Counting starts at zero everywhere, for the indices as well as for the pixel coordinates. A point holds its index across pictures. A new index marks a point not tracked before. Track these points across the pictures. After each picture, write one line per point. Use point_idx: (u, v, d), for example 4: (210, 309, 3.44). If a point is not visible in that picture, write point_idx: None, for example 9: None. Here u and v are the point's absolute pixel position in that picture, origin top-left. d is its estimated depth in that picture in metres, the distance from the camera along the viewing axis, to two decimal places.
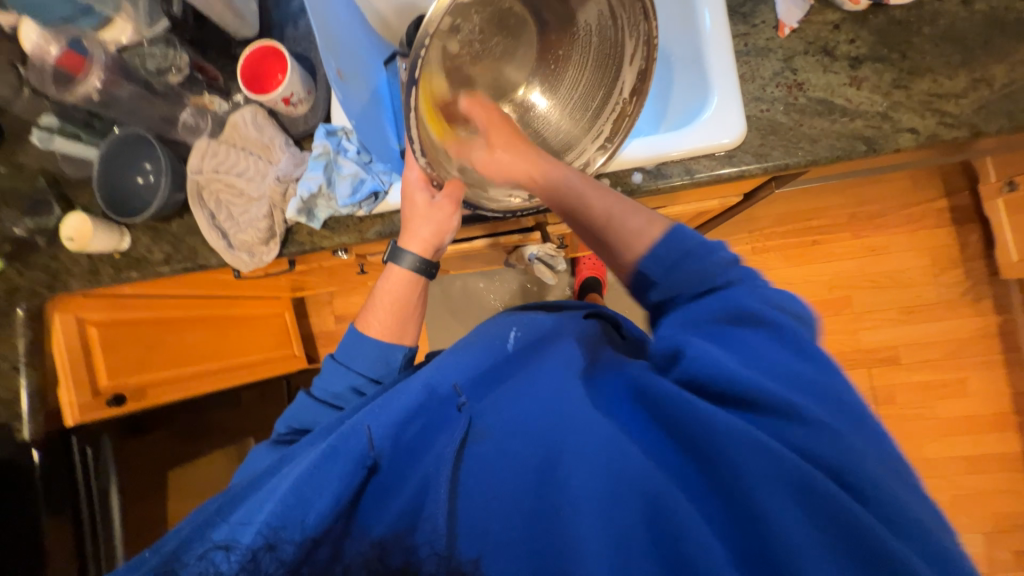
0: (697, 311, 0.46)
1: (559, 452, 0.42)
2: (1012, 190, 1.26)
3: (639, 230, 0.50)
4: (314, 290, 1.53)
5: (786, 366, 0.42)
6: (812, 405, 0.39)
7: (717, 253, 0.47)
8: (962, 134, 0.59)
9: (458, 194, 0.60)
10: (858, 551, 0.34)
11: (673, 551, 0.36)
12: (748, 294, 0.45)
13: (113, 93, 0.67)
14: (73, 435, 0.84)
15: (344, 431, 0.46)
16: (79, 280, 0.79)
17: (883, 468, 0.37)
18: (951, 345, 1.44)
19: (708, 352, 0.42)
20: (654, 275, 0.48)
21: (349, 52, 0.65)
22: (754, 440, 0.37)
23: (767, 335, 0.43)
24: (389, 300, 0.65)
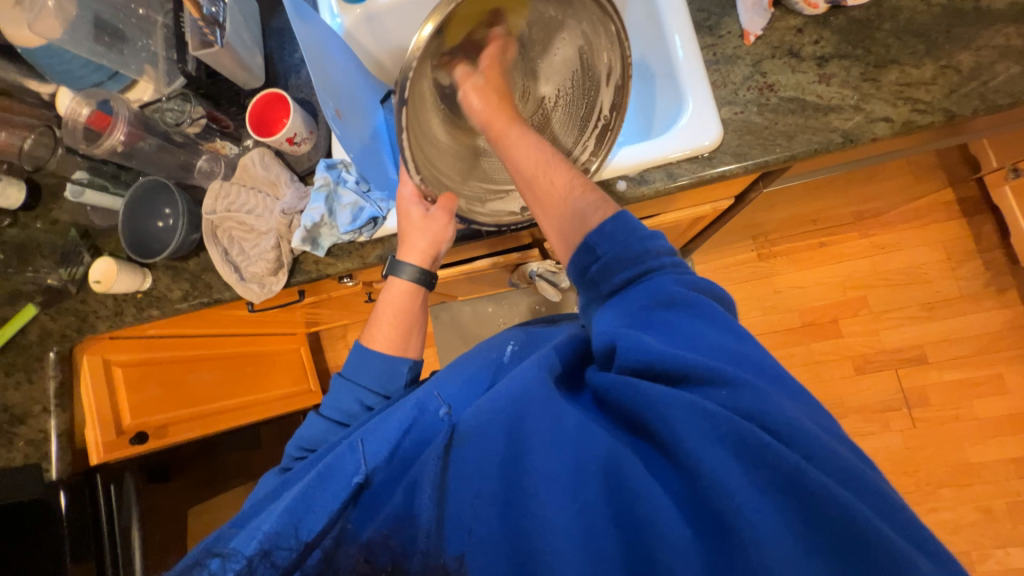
0: (637, 296, 0.44)
1: (523, 445, 0.42)
2: (1017, 177, 1.24)
3: (586, 211, 0.50)
4: (328, 323, 1.58)
5: (722, 343, 0.40)
6: (760, 377, 0.38)
7: (653, 238, 0.47)
8: (937, 119, 0.60)
9: (452, 206, 0.62)
10: (813, 516, 0.33)
11: (637, 533, 0.36)
12: (676, 279, 0.45)
13: (135, 145, 0.75)
14: (97, 474, 0.86)
15: (340, 451, 0.50)
16: (104, 322, 0.84)
17: (831, 436, 0.36)
18: (981, 339, 1.38)
19: (642, 338, 0.41)
20: (601, 250, 0.47)
21: (346, 95, 0.71)
22: (698, 410, 0.36)
23: (707, 314, 0.42)
24: (391, 312, 0.68)
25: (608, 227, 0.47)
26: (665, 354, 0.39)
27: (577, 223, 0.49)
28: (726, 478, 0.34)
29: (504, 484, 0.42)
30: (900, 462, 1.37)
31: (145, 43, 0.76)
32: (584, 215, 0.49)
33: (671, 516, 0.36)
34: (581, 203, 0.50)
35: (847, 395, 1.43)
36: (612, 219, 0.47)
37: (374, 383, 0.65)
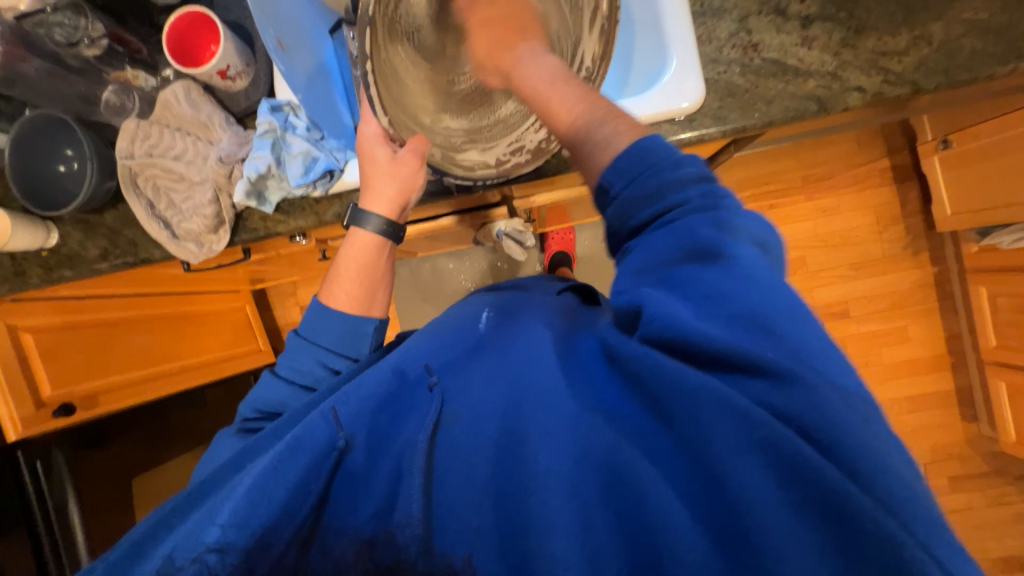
0: (664, 247, 0.41)
1: (525, 432, 0.42)
2: (946, 147, 1.33)
3: (606, 140, 0.46)
4: (275, 280, 1.47)
5: (751, 305, 0.38)
6: (814, 361, 0.37)
7: (680, 169, 0.43)
8: (904, 91, 0.61)
9: (422, 148, 0.57)
10: (823, 512, 0.33)
11: (641, 532, 0.37)
12: (705, 222, 0.41)
13: (15, 66, 0.60)
14: (18, 451, 0.78)
15: (310, 420, 0.48)
16: (2, 284, 0.72)
17: (871, 431, 0.35)
18: (895, 296, 1.55)
19: (666, 304, 0.39)
20: (615, 188, 0.44)
21: (290, 21, 0.61)
22: (715, 401, 0.36)
23: (752, 277, 0.39)
24: (357, 265, 0.63)
25: (623, 160, 0.44)
26: (692, 328, 0.38)
27: (595, 153, 0.46)
28: (736, 475, 0.35)
29: (502, 472, 0.42)
30: None
31: None
32: (606, 143, 0.46)
33: (673, 507, 0.36)
34: (600, 135, 0.46)
35: None
36: (632, 148, 0.43)
37: (340, 349, 0.61)
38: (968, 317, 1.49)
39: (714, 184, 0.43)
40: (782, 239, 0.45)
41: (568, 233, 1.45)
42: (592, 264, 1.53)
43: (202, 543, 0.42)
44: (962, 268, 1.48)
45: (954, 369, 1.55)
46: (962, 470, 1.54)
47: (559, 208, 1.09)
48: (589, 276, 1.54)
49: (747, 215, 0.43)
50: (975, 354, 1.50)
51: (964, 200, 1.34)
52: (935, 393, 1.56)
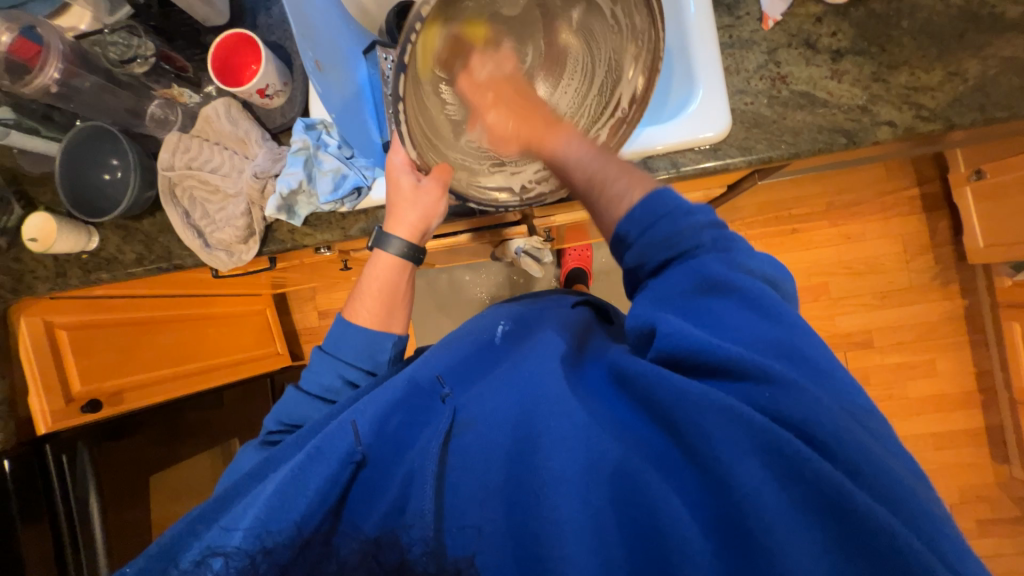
0: (680, 284, 0.46)
1: (537, 439, 0.43)
2: (979, 178, 1.30)
3: (620, 193, 0.50)
4: (295, 286, 1.50)
5: (764, 336, 0.42)
6: (815, 376, 0.40)
7: (693, 216, 0.48)
8: (937, 127, 0.60)
9: (446, 178, 0.60)
10: (831, 519, 0.35)
11: (651, 535, 0.37)
12: (718, 262, 0.46)
13: (71, 84, 0.64)
14: (47, 444, 0.80)
15: (331, 431, 0.48)
16: (44, 284, 0.75)
17: (868, 437, 0.38)
18: (922, 328, 1.50)
19: (679, 327, 0.43)
20: (631, 236, 0.49)
21: (327, 42, 0.63)
22: (725, 409, 0.38)
23: (761, 310, 0.43)
24: (376, 287, 0.65)
25: (638, 211, 0.48)
26: (701, 339, 0.41)
27: (608, 207, 0.51)
28: (748, 484, 0.36)
29: (512, 479, 0.43)
30: None
31: None
32: (619, 198, 0.50)
33: (683, 514, 0.37)
34: (613, 188, 0.51)
35: None
36: (645, 200, 0.48)
37: (359, 364, 0.62)
38: (1000, 353, 1.44)
39: (727, 233, 0.49)
40: (792, 277, 0.50)
41: (586, 250, 1.45)
42: (608, 283, 1.53)
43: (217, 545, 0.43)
44: (994, 302, 1.43)
45: (984, 406, 1.49)
46: (992, 514, 1.47)
47: (577, 227, 1.10)
48: (605, 294, 1.53)
49: (757, 258, 0.48)
50: (1007, 393, 1.43)
51: (998, 232, 1.30)
52: (964, 431, 1.49)
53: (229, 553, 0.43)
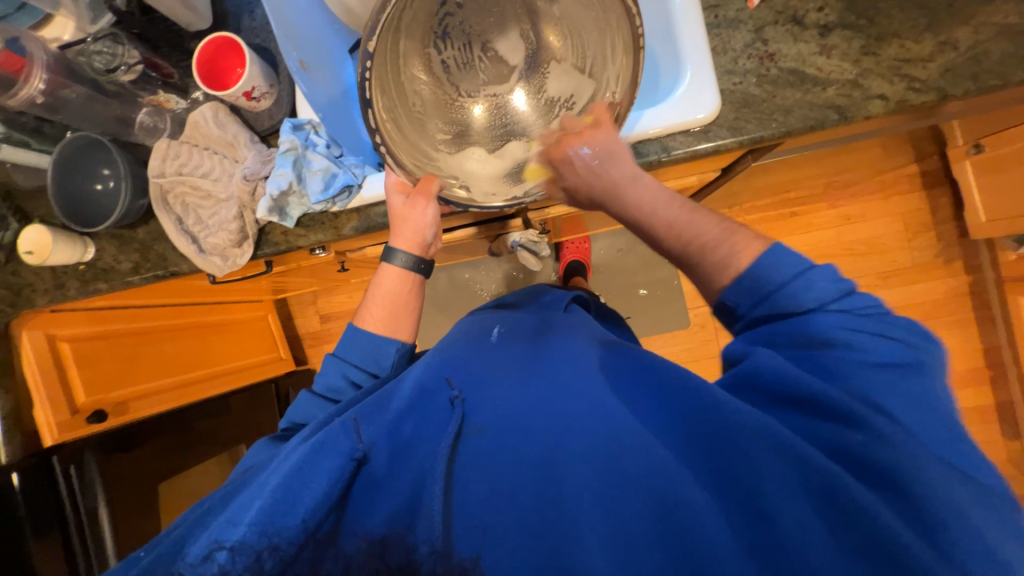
0: (789, 332, 0.44)
1: (560, 451, 0.46)
2: (979, 152, 1.28)
3: (724, 260, 0.48)
4: (295, 291, 1.50)
5: (864, 386, 0.41)
6: (887, 413, 0.40)
7: (816, 283, 0.44)
8: (930, 99, 0.60)
9: (433, 188, 0.59)
10: (862, 536, 0.36)
11: (685, 555, 0.38)
12: (836, 318, 0.43)
13: (59, 95, 0.64)
14: (53, 456, 0.81)
15: (332, 428, 0.49)
16: (43, 296, 0.75)
17: (957, 488, 0.37)
18: (926, 307, 1.49)
19: (778, 364, 0.43)
20: (742, 308, 0.47)
21: (311, 43, 0.65)
22: (772, 437, 0.40)
23: (878, 365, 0.41)
24: (384, 296, 0.67)
25: (747, 281, 0.46)
26: (808, 384, 0.41)
27: (715, 273, 0.49)
28: (782, 505, 0.38)
29: (538, 488, 0.44)
30: None
31: None
32: (723, 265, 0.48)
33: (717, 527, 0.39)
34: (716, 255, 0.49)
35: None
36: (753, 268, 0.46)
37: (365, 362, 0.64)
38: (1006, 329, 1.42)
39: (854, 294, 0.44)
40: (942, 344, 0.44)
41: (584, 243, 1.45)
42: (608, 276, 1.52)
43: (215, 540, 0.43)
44: (999, 277, 1.41)
45: (993, 383, 1.47)
46: None
47: (572, 220, 1.09)
48: (605, 286, 1.52)
49: (894, 321, 0.43)
50: (1015, 368, 1.42)
51: (999, 206, 1.29)
52: (973, 408, 1.48)
53: (234, 547, 0.42)
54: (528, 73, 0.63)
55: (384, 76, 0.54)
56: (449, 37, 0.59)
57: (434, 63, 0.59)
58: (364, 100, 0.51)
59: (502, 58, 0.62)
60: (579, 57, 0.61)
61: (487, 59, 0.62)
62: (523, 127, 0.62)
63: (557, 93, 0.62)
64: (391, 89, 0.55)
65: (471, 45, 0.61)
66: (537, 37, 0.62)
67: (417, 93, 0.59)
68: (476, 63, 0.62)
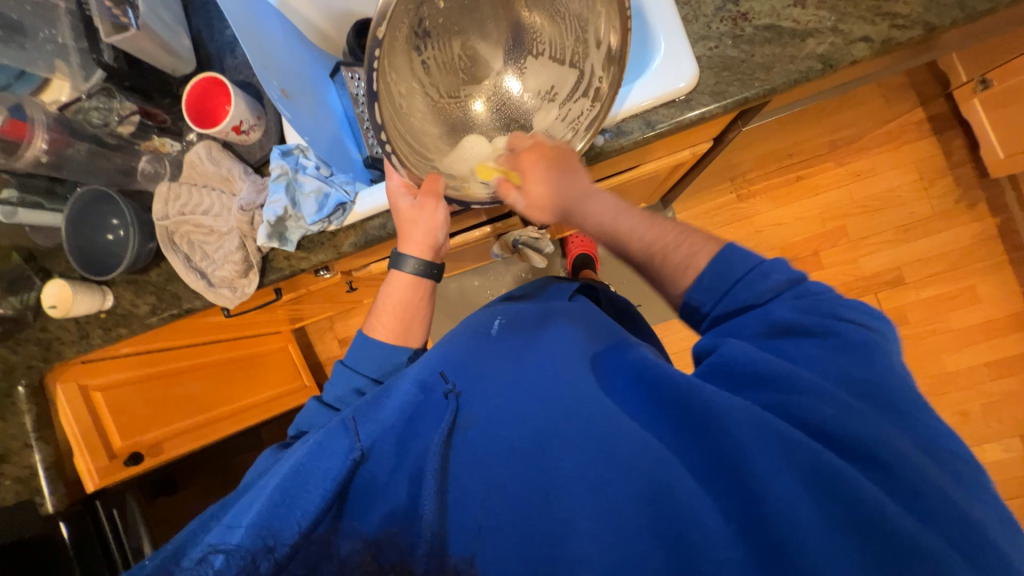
0: (750, 324, 0.47)
1: (549, 440, 0.46)
2: (985, 88, 1.23)
3: (684, 262, 0.53)
4: (312, 318, 1.53)
5: (833, 366, 0.42)
6: (849, 382, 0.41)
7: (771, 276, 0.48)
8: (917, 33, 0.58)
9: (438, 187, 0.60)
10: (846, 507, 0.36)
11: (678, 540, 0.38)
12: (791, 307, 0.46)
13: (63, 153, 0.67)
14: (97, 501, 0.86)
15: (332, 429, 0.51)
16: (71, 347, 0.78)
17: (920, 454, 0.38)
18: (954, 255, 1.42)
19: (742, 350, 0.45)
20: (706, 305, 0.51)
21: (290, 71, 0.67)
22: (754, 415, 0.40)
23: (839, 347, 0.43)
24: (393, 303, 0.67)
25: (707, 279, 0.50)
26: (769, 365, 0.43)
27: (676, 273, 0.53)
28: (772, 483, 0.37)
29: (525, 478, 0.44)
30: None
31: (48, 33, 0.66)
32: (685, 266, 0.53)
33: (708, 509, 0.39)
34: (675, 259, 0.53)
35: None
36: (713, 263, 0.50)
37: (377, 373, 0.65)
38: None
39: (806, 283, 0.48)
40: (894, 324, 0.46)
41: (588, 235, 1.44)
42: (617, 265, 1.51)
43: (208, 545, 0.42)
44: None
45: None
46: None
47: None
48: (615, 276, 1.51)
49: (848, 303, 0.46)
50: None
51: (1016, 139, 1.23)
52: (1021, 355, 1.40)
53: (230, 549, 0.41)
54: (513, 60, 0.64)
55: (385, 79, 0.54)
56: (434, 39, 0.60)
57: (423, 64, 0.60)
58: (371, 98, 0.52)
59: (484, 56, 0.64)
60: (562, 36, 0.63)
61: (470, 56, 0.63)
62: (516, 113, 0.65)
63: (543, 78, 0.64)
64: (389, 89, 0.55)
65: (451, 47, 0.62)
66: (519, 23, 0.63)
67: (411, 93, 0.59)
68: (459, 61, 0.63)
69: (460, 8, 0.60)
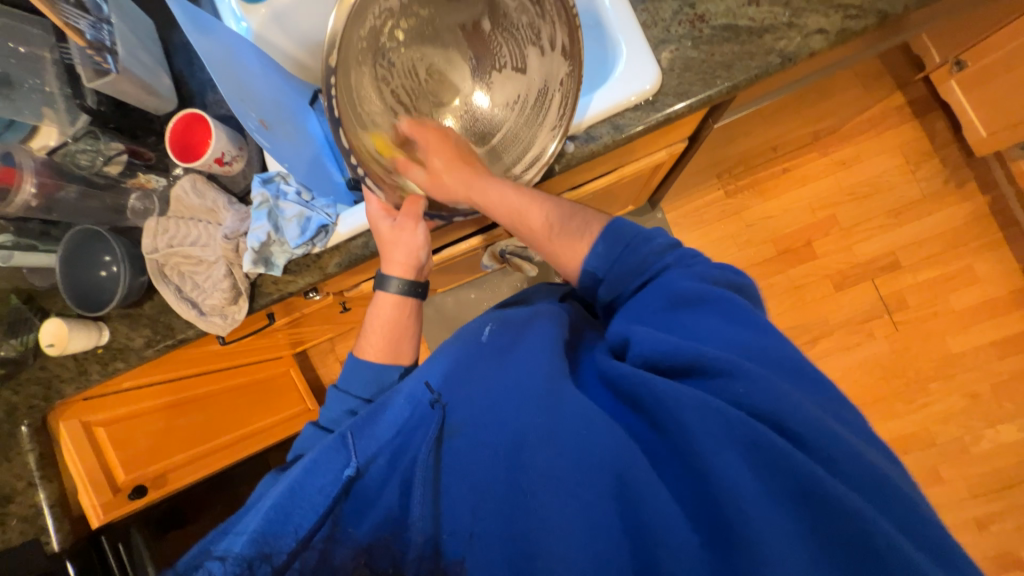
0: (649, 299, 0.53)
1: (524, 442, 0.45)
2: (960, 69, 1.25)
3: (580, 230, 0.59)
4: (312, 340, 1.55)
5: (734, 340, 0.46)
6: (756, 358, 0.44)
7: (653, 241, 0.57)
8: (870, 22, 0.59)
9: (418, 209, 0.64)
10: (792, 489, 0.37)
11: (637, 534, 0.39)
12: (682, 277, 0.53)
13: (54, 195, 0.70)
14: (103, 536, 0.87)
15: (327, 445, 0.50)
16: (70, 384, 0.80)
17: (836, 421, 0.41)
18: (948, 236, 1.42)
19: (646, 336, 0.48)
20: (601, 271, 0.57)
21: (268, 102, 0.69)
22: (700, 401, 0.41)
23: (730, 319, 0.47)
24: (378, 323, 0.68)
25: (602, 247, 0.57)
26: (675, 347, 0.46)
27: (577, 247, 0.59)
28: (734, 476, 0.38)
29: (507, 483, 0.45)
30: (888, 365, 1.41)
31: (33, 83, 0.68)
32: (582, 239, 0.59)
33: (669, 506, 0.39)
34: (571, 227, 0.60)
35: (831, 313, 1.45)
36: (604, 235, 0.57)
37: (366, 391, 0.65)
38: None
39: (681, 250, 0.57)
40: (757, 287, 0.56)
41: None
42: None
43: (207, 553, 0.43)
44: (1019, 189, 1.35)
45: None
46: None
47: None
48: None
49: (715, 268, 0.54)
50: None
51: (995, 117, 1.24)
52: None
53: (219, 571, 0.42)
54: (478, 75, 0.69)
55: (348, 100, 0.57)
56: (396, 62, 0.64)
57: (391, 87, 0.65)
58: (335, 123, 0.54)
59: (450, 75, 0.69)
60: (523, 46, 0.66)
61: (436, 76, 0.69)
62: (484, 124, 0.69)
63: (507, 89, 0.68)
64: (356, 110, 0.59)
65: (416, 72, 0.67)
66: (479, 38, 0.68)
67: (381, 113, 0.63)
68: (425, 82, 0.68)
69: (421, 37, 0.66)
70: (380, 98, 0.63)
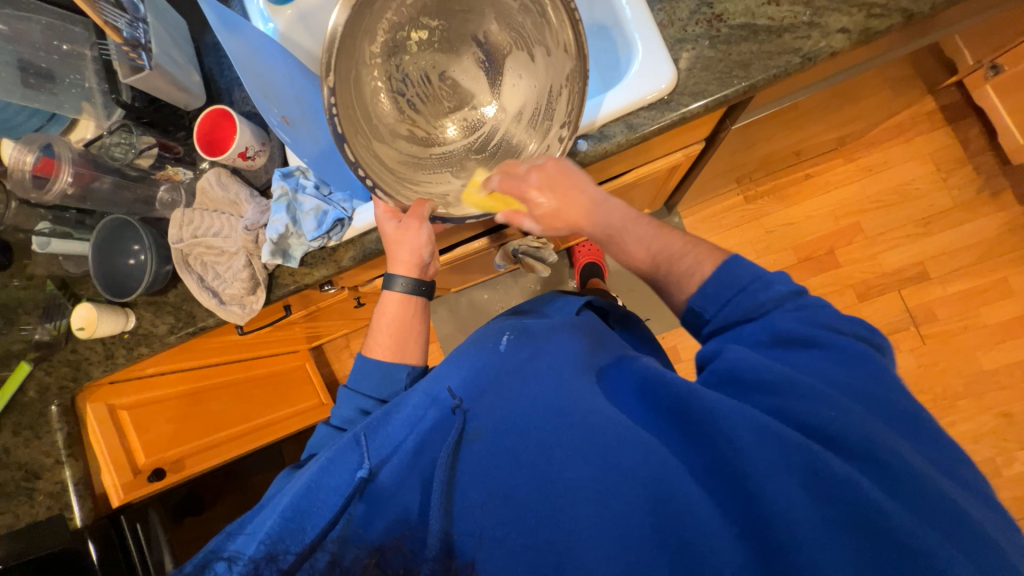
0: (754, 331, 0.47)
1: (554, 450, 0.45)
2: (996, 73, 1.21)
3: (689, 270, 0.55)
4: (328, 336, 1.58)
5: (830, 374, 0.42)
6: (837, 387, 0.41)
7: (771, 286, 0.49)
8: (895, 21, 0.58)
9: (424, 212, 0.62)
10: (849, 514, 0.35)
11: (679, 545, 0.38)
12: (793, 317, 0.46)
13: (89, 185, 0.74)
14: (122, 516, 0.89)
15: (343, 444, 0.52)
16: (98, 367, 0.83)
17: (924, 461, 0.38)
18: (982, 247, 1.36)
19: (738, 355, 0.45)
20: (709, 312, 0.52)
21: (291, 100, 0.70)
22: (754, 420, 0.39)
23: (832, 355, 0.43)
24: (388, 321, 0.70)
25: (711, 287, 0.51)
26: (770, 371, 0.42)
27: (681, 283, 0.56)
28: (773, 489, 0.37)
29: (535, 486, 0.43)
30: (914, 380, 1.36)
31: (75, 79, 0.74)
32: (689, 274, 0.55)
33: (708, 514, 0.38)
34: (681, 266, 0.56)
35: None
36: (716, 276, 0.52)
37: (376, 383, 0.66)
38: None
39: (805, 294, 0.49)
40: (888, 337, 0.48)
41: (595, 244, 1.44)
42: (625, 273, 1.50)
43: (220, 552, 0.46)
44: None
45: None
46: None
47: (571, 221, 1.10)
48: (625, 284, 1.50)
49: (843, 317, 0.46)
50: None
51: None
52: None
53: None
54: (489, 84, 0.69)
55: (353, 112, 0.59)
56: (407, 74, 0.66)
57: (400, 99, 0.66)
58: (339, 137, 0.54)
59: (459, 84, 0.69)
60: (527, 51, 0.65)
61: (446, 85, 0.69)
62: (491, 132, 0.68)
63: (515, 97, 0.68)
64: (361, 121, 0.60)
65: (426, 81, 0.68)
66: (486, 46, 0.68)
67: (387, 123, 0.64)
68: (433, 92, 0.68)
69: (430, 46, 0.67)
70: (389, 110, 0.65)
